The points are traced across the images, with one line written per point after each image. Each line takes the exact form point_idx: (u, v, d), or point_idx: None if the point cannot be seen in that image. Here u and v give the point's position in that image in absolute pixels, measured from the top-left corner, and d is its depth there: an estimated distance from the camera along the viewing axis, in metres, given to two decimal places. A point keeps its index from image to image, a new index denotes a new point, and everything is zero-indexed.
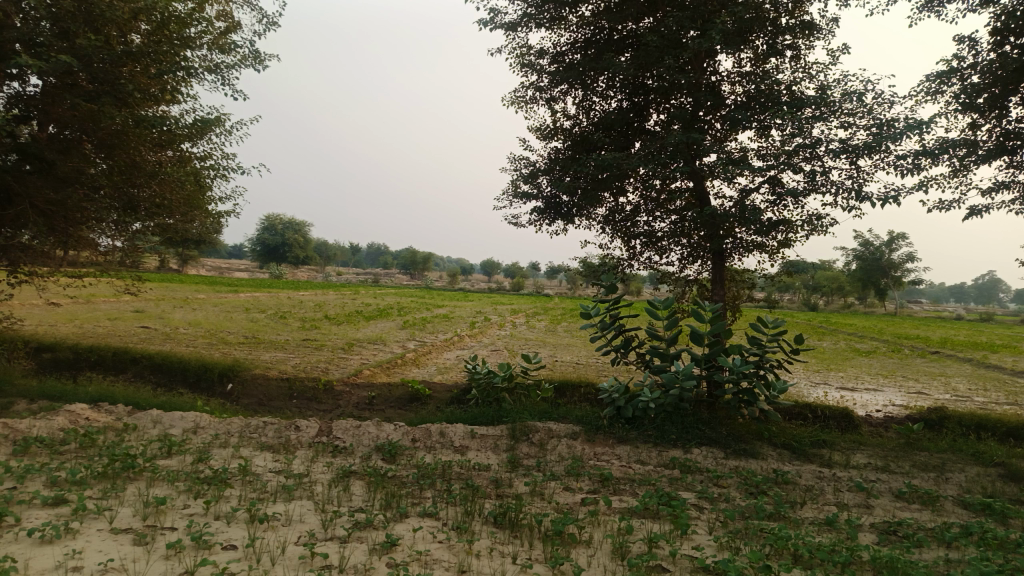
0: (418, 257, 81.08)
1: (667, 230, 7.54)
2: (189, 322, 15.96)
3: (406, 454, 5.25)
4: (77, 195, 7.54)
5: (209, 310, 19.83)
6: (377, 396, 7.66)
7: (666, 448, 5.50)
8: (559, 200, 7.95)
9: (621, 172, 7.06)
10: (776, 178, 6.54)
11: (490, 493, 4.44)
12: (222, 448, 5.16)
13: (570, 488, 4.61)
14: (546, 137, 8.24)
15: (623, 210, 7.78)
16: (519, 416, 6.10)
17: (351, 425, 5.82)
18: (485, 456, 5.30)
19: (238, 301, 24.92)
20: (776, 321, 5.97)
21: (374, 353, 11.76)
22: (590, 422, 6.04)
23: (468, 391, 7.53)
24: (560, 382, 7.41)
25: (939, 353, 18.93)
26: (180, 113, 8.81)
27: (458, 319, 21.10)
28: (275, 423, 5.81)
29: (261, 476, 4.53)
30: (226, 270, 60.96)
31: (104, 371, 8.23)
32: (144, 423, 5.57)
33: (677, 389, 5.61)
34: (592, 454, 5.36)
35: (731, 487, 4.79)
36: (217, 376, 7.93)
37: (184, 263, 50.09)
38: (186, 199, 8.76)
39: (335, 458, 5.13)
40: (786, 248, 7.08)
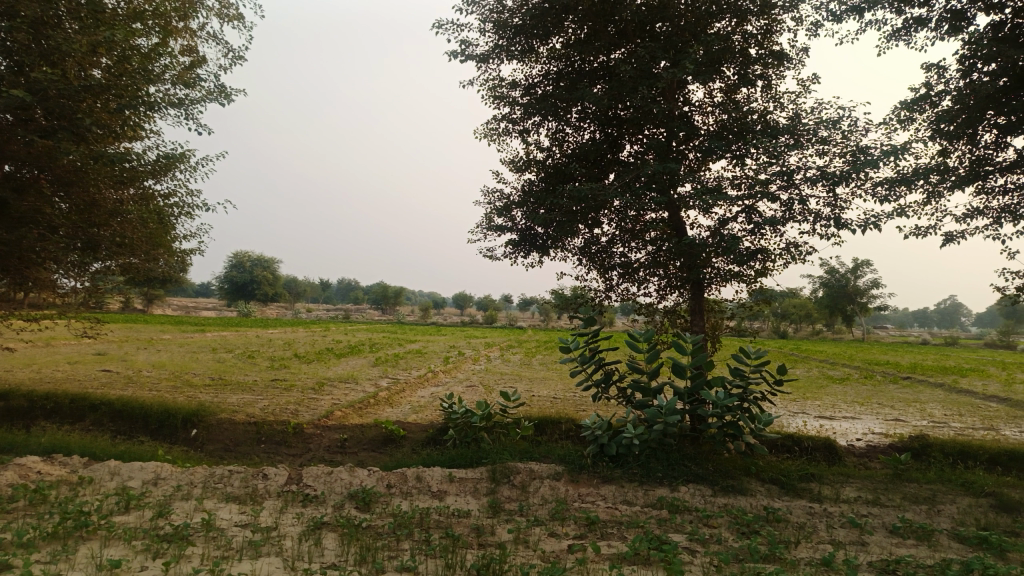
0: (390, 292, 80.48)
1: (644, 261, 7.44)
2: (153, 364, 15.46)
3: (381, 501, 4.99)
4: (32, 235, 7.23)
5: (175, 351, 19.27)
6: (350, 439, 7.38)
7: (652, 487, 5.32)
8: (534, 232, 7.84)
9: (596, 203, 6.97)
10: (753, 207, 6.49)
11: (472, 542, 4.20)
12: (184, 501, 4.86)
13: (556, 534, 4.39)
14: (519, 170, 8.15)
15: (598, 242, 7.68)
16: (499, 456, 5.88)
17: (323, 471, 5.54)
18: (465, 501, 5.06)
19: (204, 341, 24.30)
20: (758, 351, 5.86)
21: (346, 393, 11.44)
22: (572, 461, 5.83)
23: (445, 430, 7.29)
24: (539, 419, 7.20)
25: (911, 378, 19.08)
26: (143, 149, 8.56)
27: (430, 354, 20.79)
28: (242, 471, 5.52)
29: (226, 531, 4.24)
30: (193, 309, 59.81)
31: (60, 419, 7.82)
32: (100, 476, 5.23)
33: (661, 425, 5.45)
34: (576, 495, 5.15)
35: (721, 528, 4.61)
36: (180, 422, 7.59)
37: (148, 303, 48.99)
38: (149, 237, 8.47)
39: (306, 509, 4.85)
40: (763, 278, 7.02)
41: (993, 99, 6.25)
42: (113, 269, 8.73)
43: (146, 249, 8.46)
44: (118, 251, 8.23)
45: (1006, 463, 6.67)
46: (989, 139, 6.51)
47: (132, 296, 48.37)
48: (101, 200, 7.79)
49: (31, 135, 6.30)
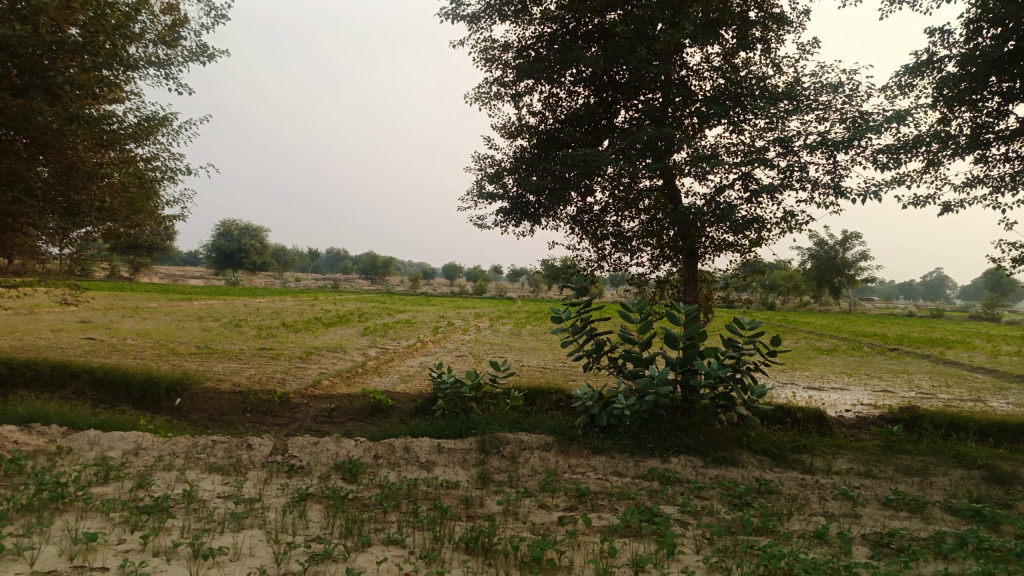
0: (379, 262, 80.08)
1: (637, 230, 7.31)
2: (138, 332, 15.27)
3: (368, 472, 4.90)
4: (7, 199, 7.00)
5: (161, 319, 19.07)
6: (337, 409, 7.28)
7: (644, 458, 5.25)
8: (525, 200, 7.68)
9: (590, 169, 6.81)
10: (750, 174, 6.36)
11: (460, 515, 4.11)
12: (166, 471, 4.75)
13: (545, 506, 4.31)
14: (511, 135, 7.96)
15: (591, 210, 7.54)
16: (488, 427, 5.79)
17: (308, 441, 5.44)
18: (453, 472, 4.98)
19: (192, 310, 24.05)
20: (752, 322, 5.77)
21: (334, 362, 11.32)
22: (563, 431, 5.75)
23: (434, 400, 7.19)
24: (529, 389, 7.11)
25: (897, 349, 19.14)
26: (123, 111, 8.30)
27: (419, 324, 20.65)
28: (226, 441, 5.41)
29: (207, 503, 4.13)
30: (179, 278, 59.30)
31: (41, 388, 7.67)
32: (79, 446, 5.10)
33: (652, 396, 5.37)
34: (566, 467, 5.07)
35: (713, 500, 4.54)
36: (164, 391, 7.45)
37: (135, 271, 48.50)
38: (130, 201, 8.25)
39: (291, 479, 4.76)
40: (758, 247, 6.91)
41: (998, 65, 6.11)
42: (93, 234, 8.51)
43: (125, 214, 8.24)
44: (97, 216, 8.02)
45: (997, 435, 6.65)
46: (992, 107, 6.39)
47: (118, 264, 47.80)
48: (80, 163, 7.50)
49: (1, 94, 6.05)
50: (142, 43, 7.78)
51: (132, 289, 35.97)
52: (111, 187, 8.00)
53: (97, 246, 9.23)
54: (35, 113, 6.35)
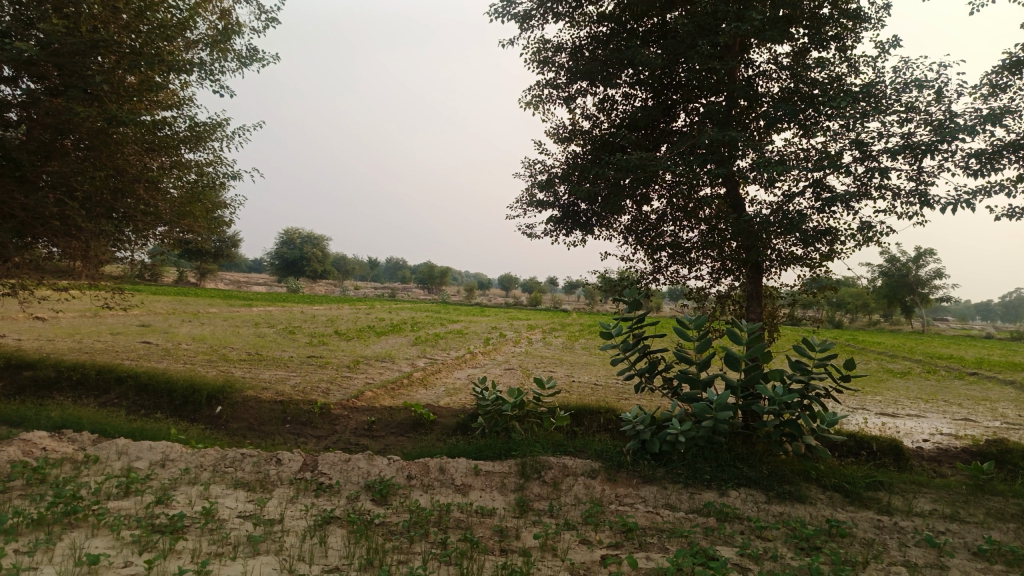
0: (436, 271, 80.63)
1: (697, 241, 6.84)
2: (194, 337, 15.45)
3: (399, 495, 4.59)
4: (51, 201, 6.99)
5: (219, 325, 19.36)
6: (378, 422, 7.02)
7: (699, 491, 4.78)
8: (577, 208, 7.32)
9: (646, 175, 6.40)
10: (822, 181, 5.85)
11: (493, 548, 3.74)
12: (190, 485, 4.53)
13: (588, 542, 3.91)
14: (563, 141, 7.61)
15: (647, 220, 7.11)
16: (530, 449, 5.42)
17: (341, 458, 5.16)
18: (490, 498, 4.61)
19: (252, 316, 24.41)
20: (823, 343, 5.25)
21: (380, 372, 11.13)
22: (610, 457, 5.31)
23: (476, 417, 6.85)
24: (576, 409, 6.71)
25: (978, 374, 17.86)
26: (174, 116, 8.30)
27: (472, 334, 20.40)
28: (256, 455, 5.18)
29: (225, 524, 3.88)
30: (244, 284, 60.89)
31: (87, 392, 7.65)
32: (107, 455, 4.95)
33: (710, 421, 4.92)
34: (613, 497, 4.65)
35: (777, 542, 4.05)
36: (205, 399, 7.34)
37: (202, 279, 49.76)
38: (171, 204, 8.20)
39: (318, 499, 4.48)
40: (829, 261, 6.37)
41: None
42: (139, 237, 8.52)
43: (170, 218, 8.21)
44: (143, 220, 8.00)
45: None
46: None
47: (185, 270, 49.29)
48: (129, 165, 7.52)
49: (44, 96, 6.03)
50: (186, 43, 7.75)
51: (197, 294, 36.94)
52: (159, 191, 7.98)
53: (148, 251, 9.26)
54: (74, 113, 6.32)
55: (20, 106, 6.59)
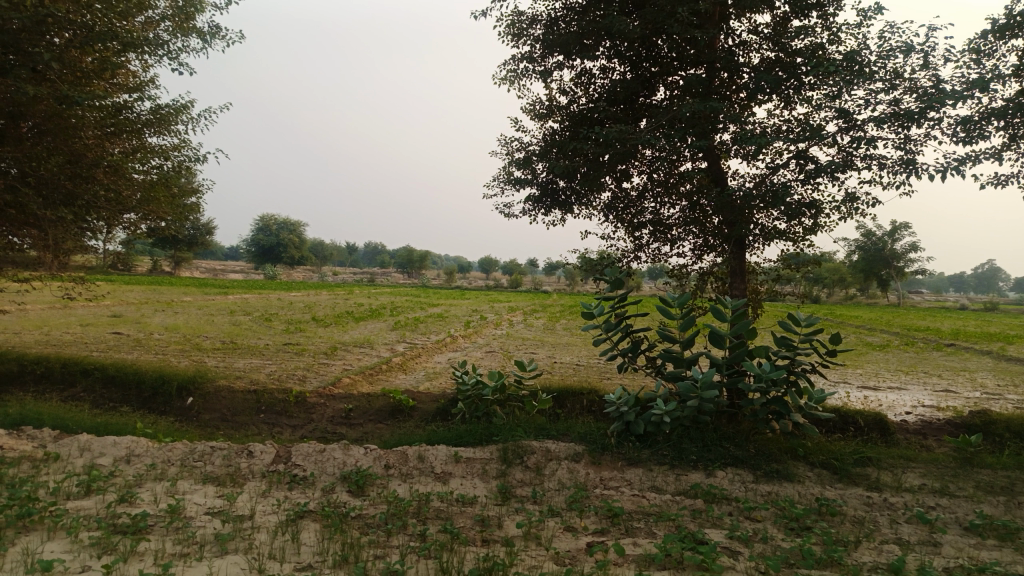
0: (415, 255, 80.18)
1: (678, 217, 6.68)
2: (167, 327, 15.11)
3: (377, 485, 4.42)
4: None
5: (193, 313, 18.97)
6: (355, 409, 6.83)
7: (686, 472, 4.66)
8: (556, 185, 7.14)
9: (625, 149, 6.24)
10: (805, 153, 5.71)
11: (474, 539, 3.59)
12: (156, 482, 4.32)
13: (573, 529, 3.77)
14: (540, 116, 7.41)
15: (627, 197, 6.95)
16: (512, 434, 5.26)
17: (316, 448, 4.98)
18: (471, 486, 4.46)
19: (228, 304, 23.99)
20: (809, 318, 5.13)
21: (358, 358, 10.92)
22: (594, 439, 5.17)
23: (457, 401, 6.69)
24: (558, 391, 6.57)
25: (955, 346, 18.02)
26: (134, 99, 7.98)
27: (451, 318, 20.21)
28: (226, 447, 4.98)
29: (192, 522, 3.68)
30: (219, 272, 60.06)
31: (52, 386, 7.38)
32: (69, 452, 4.71)
33: (695, 401, 4.80)
34: (598, 481, 4.52)
35: (766, 523, 3.95)
36: (175, 390, 7.10)
37: (176, 267, 48.85)
38: (133, 188, 7.86)
39: (292, 493, 4.31)
40: (812, 235, 6.25)
41: None
42: (104, 225, 8.22)
43: (132, 204, 7.88)
44: (105, 206, 7.68)
45: None
46: None
47: (158, 260, 48.41)
48: (85, 147, 7.20)
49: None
50: (140, 19, 7.47)
51: (172, 283, 36.28)
52: (121, 175, 7.67)
53: (112, 240, 8.93)
54: (21, 92, 6.03)
55: None
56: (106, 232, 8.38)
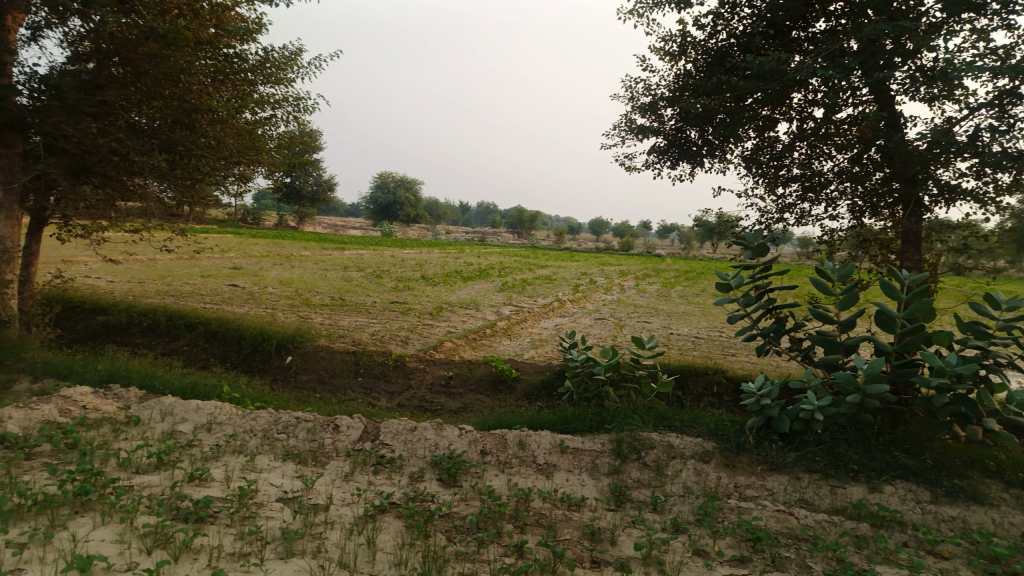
0: (526, 215, 79.80)
1: (836, 171, 5.65)
2: (281, 281, 15.35)
3: (471, 475, 3.86)
4: (91, 131, 6.55)
5: (308, 268, 19.28)
6: (456, 377, 6.35)
7: (843, 484, 3.81)
8: (686, 135, 6.32)
9: (776, 89, 5.29)
10: (1015, 91, 4.53)
11: (580, 560, 2.91)
12: (234, 456, 3.96)
13: (704, 555, 3.03)
14: (670, 55, 6.53)
15: (772, 148, 6.04)
16: (628, 421, 4.55)
17: (406, 426, 4.46)
18: (579, 483, 3.81)
19: (343, 260, 24.28)
20: (1011, 299, 4.07)
21: (462, 320, 10.47)
22: (726, 433, 4.37)
23: (564, 376, 6.05)
24: (679, 370, 5.79)
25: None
26: (245, 45, 7.77)
27: (559, 280, 19.59)
28: (312, 420, 4.57)
29: (260, 511, 3.21)
30: (337, 228, 62.02)
31: (157, 339, 7.31)
32: (150, 416, 4.43)
33: (857, 398, 3.89)
34: (732, 489, 3.74)
35: (958, 564, 3.06)
36: (274, 348, 6.86)
37: (300, 222, 50.68)
38: (238, 137, 7.55)
39: (376, 477, 3.83)
40: (1007, 196, 5.07)
41: None
42: (232, 181, 7.89)
43: (235, 154, 7.47)
44: (212, 159, 7.32)
45: None
46: None
47: (282, 214, 50.55)
48: (187, 92, 7.04)
49: None
50: None
51: (294, 238, 37.47)
52: (223, 122, 7.36)
53: (238, 196, 8.89)
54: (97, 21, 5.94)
55: (94, 37, 6.63)
56: (230, 189, 8.02)
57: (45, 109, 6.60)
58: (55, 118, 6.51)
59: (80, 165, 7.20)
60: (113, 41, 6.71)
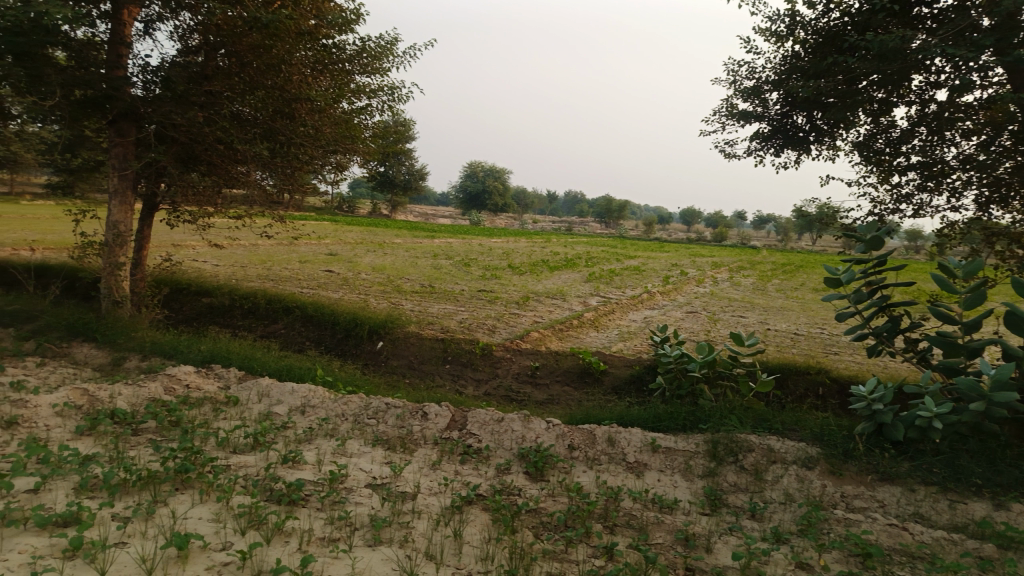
0: (615, 204, 78.80)
1: (960, 159, 5.20)
2: (374, 267, 15.71)
3: (559, 469, 3.77)
4: (198, 120, 6.89)
5: (399, 255, 19.69)
6: (543, 368, 6.28)
7: (965, 499, 3.48)
8: (791, 121, 5.99)
9: (894, 70, 4.90)
10: None
11: (674, 566, 2.77)
12: (326, 440, 4.01)
13: (809, 569, 2.82)
14: (777, 36, 6.19)
15: (888, 134, 5.63)
16: (724, 421, 4.35)
17: (493, 416, 4.41)
18: (671, 485, 3.65)
19: (433, 248, 24.63)
20: None
21: (550, 310, 10.38)
22: (831, 438, 4.09)
23: (655, 371, 5.86)
24: (780, 369, 5.49)
25: None
26: (342, 36, 7.91)
27: (649, 271, 19.19)
28: (401, 406, 4.59)
29: (349, 497, 3.23)
30: (428, 216, 63.17)
31: (257, 321, 7.59)
32: (248, 397, 4.57)
33: (983, 406, 3.54)
34: (838, 499, 3.50)
35: None
36: (366, 333, 6.98)
37: (392, 210, 51.90)
38: (335, 126, 7.64)
39: (463, 467, 3.80)
40: None
41: None
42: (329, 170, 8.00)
43: (332, 142, 7.56)
44: (309, 147, 7.43)
45: None
46: None
47: (375, 202, 51.93)
48: (288, 82, 7.23)
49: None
50: None
51: (386, 225, 38.42)
52: (321, 111, 7.49)
53: (335, 185, 9.10)
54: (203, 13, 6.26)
55: (202, 31, 6.99)
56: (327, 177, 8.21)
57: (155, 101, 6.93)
58: (164, 108, 6.83)
59: (189, 153, 7.56)
60: (219, 34, 7.00)
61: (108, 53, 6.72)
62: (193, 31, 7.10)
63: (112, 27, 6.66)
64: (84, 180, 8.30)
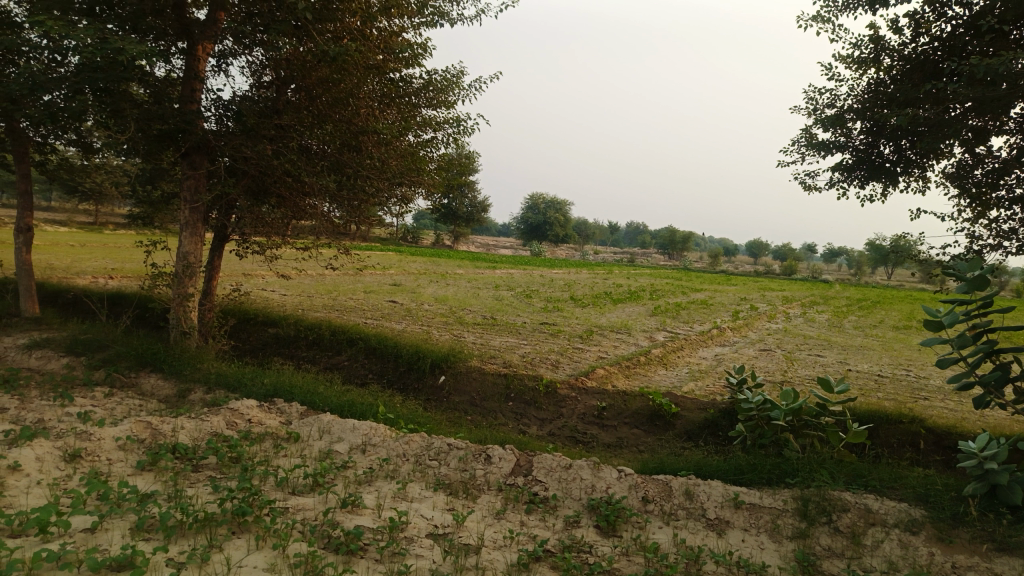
0: (679, 236, 77.68)
1: None
2: (436, 298, 15.69)
3: (632, 524, 3.50)
4: (268, 152, 6.95)
5: (461, 286, 19.70)
6: (610, 408, 6.00)
7: None
8: (877, 151, 5.64)
9: (996, 98, 4.54)
10: None
11: None
12: (386, 482, 3.85)
13: None
14: (861, 63, 5.88)
15: (986, 164, 5.23)
16: (811, 475, 4.00)
17: (560, 462, 4.17)
18: (757, 547, 3.33)
19: (494, 279, 24.58)
20: None
21: (614, 346, 10.07)
22: (936, 499, 3.70)
23: (731, 415, 5.52)
24: (871, 418, 5.08)
25: None
26: (410, 69, 7.95)
27: (717, 306, 18.61)
28: (464, 448, 4.40)
29: (410, 548, 3.04)
30: (489, 247, 63.58)
31: (321, 352, 7.57)
32: (309, 434, 4.47)
33: None
34: (950, 570, 3.12)
35: None
36: (428, 366, 6.85)
37: (455, 241, 52.43)
38: (401, 158, 7.64)
39: (529, 518, 3.57)
40: None
41: None
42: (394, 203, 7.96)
43: (397, 174, 7.53)
44: (375, 179, 7.40)
45: None
46: None
47: (438, 232, 52.59)
48: (355, 116, 7.28)
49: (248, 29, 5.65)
50: None
51: (448, 256, 38.76)
52: (388, 144, 7.52)
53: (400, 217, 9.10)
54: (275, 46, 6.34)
55: (272, 66, 7.13)
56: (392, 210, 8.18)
57: (228, 135, 7.08)
58: (236, 140, 6.95)
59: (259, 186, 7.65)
60: (291, 70, 7.11)
61: (183, 88, 6.89)
62: (263, 66, 7.24)
63: (187, 62, 6.85)
64: (159, 212, 8.52)
